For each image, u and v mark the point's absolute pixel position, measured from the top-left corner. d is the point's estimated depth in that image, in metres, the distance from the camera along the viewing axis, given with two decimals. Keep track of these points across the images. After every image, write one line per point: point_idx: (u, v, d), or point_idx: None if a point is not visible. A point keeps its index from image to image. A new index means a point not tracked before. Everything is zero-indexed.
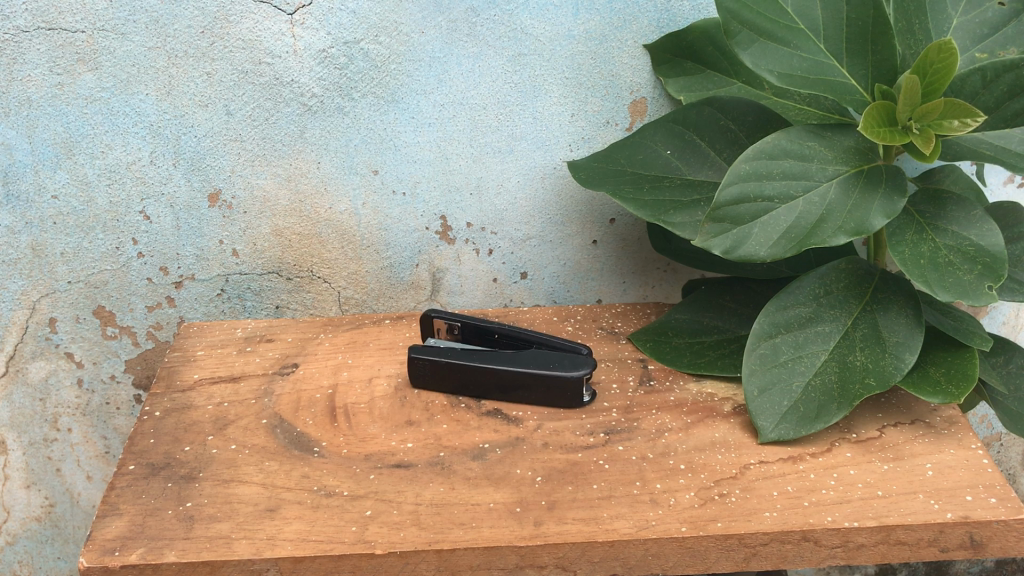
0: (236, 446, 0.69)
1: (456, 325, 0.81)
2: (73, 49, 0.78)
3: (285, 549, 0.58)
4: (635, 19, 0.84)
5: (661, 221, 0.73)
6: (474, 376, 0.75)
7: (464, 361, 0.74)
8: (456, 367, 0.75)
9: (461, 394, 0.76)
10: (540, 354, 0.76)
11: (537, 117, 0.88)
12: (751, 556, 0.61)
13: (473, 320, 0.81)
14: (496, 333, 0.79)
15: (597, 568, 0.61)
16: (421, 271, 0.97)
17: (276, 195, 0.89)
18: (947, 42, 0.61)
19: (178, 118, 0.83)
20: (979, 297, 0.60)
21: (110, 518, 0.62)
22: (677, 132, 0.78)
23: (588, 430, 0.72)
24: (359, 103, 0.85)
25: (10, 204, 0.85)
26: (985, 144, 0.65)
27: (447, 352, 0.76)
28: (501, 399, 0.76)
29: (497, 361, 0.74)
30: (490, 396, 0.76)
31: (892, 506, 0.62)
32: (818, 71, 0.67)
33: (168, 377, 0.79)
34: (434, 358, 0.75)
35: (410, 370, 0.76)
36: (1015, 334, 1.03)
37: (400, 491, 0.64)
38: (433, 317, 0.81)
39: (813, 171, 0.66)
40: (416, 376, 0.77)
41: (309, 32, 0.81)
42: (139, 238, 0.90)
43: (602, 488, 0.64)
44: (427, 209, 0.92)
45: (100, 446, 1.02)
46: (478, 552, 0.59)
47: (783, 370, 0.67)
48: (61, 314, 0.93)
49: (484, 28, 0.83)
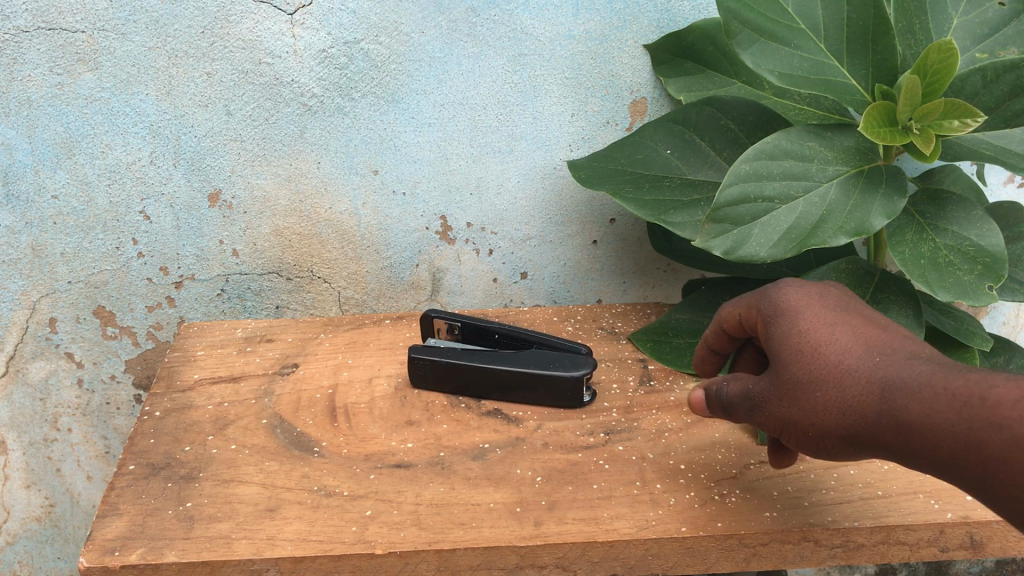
0: (236, 446, 0.69)
1: (456, 325, 0.81)
2: (73, 49, 0.78)
3: (285, 549, 0.58)
4: (635, 19, 0.84)
5: (661, 221, 0.73)
6: (473, 375, 0.75)
7: (464, 361, 0.75)
8: (455, 367, 0.75)
9: (461, 393, 0.76)
10: (540, 354, 0.76)
11: (537, 117, 0.88)
12: (751, 556, 0.61)
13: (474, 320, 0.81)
14: (496, 333, 0.79)
15: (597, 567, 0.61)
16: (420, 271, 0.97)
17: (276, 195, 0.89)
18: (947, 42, 0.61)
19: (178, 118, 0.83)
20: (979, 297, 0.60)
21: (110, 517, 0.61)
22: (677, 132, 0.78)
23: (588, 430, 0.72)
24: (359, 103, 0.85)
25: (10, 204, 0.85)
26: (985, 144, 0.65)
27: (447, 353, 0.76)
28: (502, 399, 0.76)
29: (496, 362, 0.74)
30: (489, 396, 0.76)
31: (892, 506, 0.62)
32: (818, 71, 0.67)
33: (167, 377, 0.79)
34: (435, 357, 0.75)
35: (410, 370, 0.76)
36: (1015, 334, 1.03)
37: (400, 491, 0.64)
38: (432, 317, 0.81)
39: (813, 171, 0.66)
40: (416, 377, 0.77)
41: (309, 32, 0.80)
42: (139, 238, 0.90)
43: (602, 488, 0.64)
44: (427, 209, 0.92)
45: (101, 446, 1.03)
46: (478, 552, 0.59)
47: None
48: (61, 314, 0.93)
49: (484, 28, 0.83)
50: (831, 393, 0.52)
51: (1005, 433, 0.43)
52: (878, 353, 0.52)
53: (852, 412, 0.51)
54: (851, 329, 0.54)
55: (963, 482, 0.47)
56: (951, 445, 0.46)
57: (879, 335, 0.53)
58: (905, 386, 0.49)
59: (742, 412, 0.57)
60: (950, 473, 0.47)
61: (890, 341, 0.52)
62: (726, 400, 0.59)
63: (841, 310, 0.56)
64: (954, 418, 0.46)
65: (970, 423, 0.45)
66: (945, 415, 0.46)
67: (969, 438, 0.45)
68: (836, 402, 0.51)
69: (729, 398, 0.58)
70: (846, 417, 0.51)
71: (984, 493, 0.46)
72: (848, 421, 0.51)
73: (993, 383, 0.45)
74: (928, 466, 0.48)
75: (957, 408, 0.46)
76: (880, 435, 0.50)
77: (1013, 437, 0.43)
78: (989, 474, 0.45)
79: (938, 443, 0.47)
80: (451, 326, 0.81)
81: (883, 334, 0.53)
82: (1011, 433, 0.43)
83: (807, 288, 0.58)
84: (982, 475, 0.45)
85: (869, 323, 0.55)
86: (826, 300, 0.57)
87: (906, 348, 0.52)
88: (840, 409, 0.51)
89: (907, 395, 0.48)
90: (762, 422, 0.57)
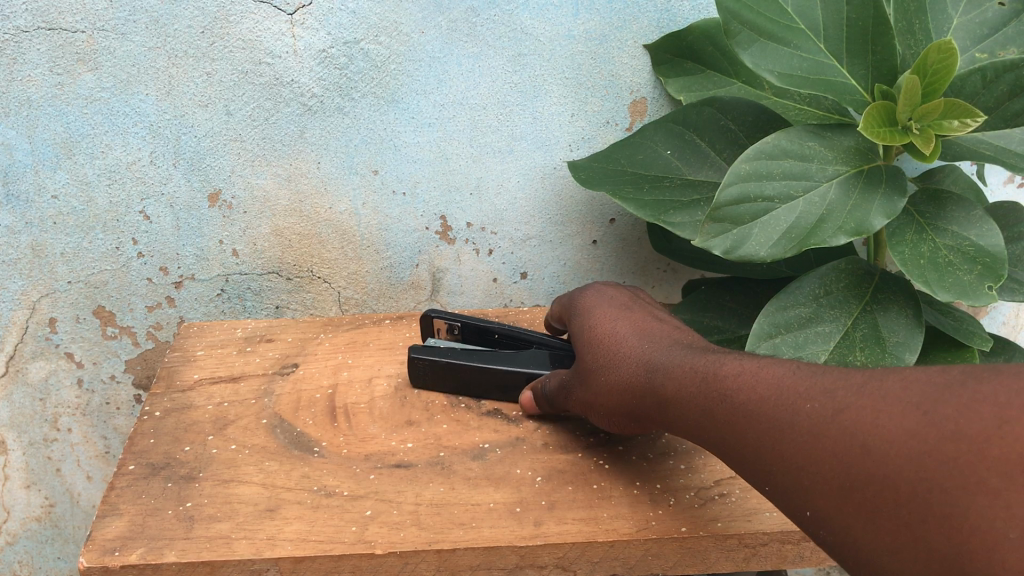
0: (236, 446, 0.69)
1: (456, 325, 0.80)
2: (73, 49, 0.78)
3: (285, 549, 0.58)
4: (636, 19, 0.84)
5: (661, 221, 0.73)
6: (473, 376, 0.75)
7: (464, 362, 0.74)
8: (455, 368, 0.75)
9: (461, 393, 0.76)
10: (540, 354, 0.75)
11: (537, 117, 0.88)
12: (751, 556, 0.61)
13: (474, 320, 0.80)
14: (496, 332, 0.79)
15: (597, 567, 0.61)
16: (420, 271, 0.97)
17: (276, 195, 0.89)
18: (946, 42, 0.61)
19: (178, 118, 0.83)
20: (979, 297, 0.60)
21: (110, 518, 0.61)
22: (677, 132, 0.78)
23: (588, 430, 0.72)
24: (359, 103, 0.85)
25: (10, 204, 0.85)
26: (985, 143, 0.65)
27: (447, 353, 0.76)
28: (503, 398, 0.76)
29: (496, 362, 0.74)
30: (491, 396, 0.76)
31: None
32: (818, 71, 0.67)
33: (168, 377, 0.79)
34: (434, 358, 0.75)
35: (410, 369, 0.76)
36: (1015, 334, 1.03)
37: (400, 491, 0.64)
38: (432, 318, 0.80)
39: (813, 171, 0.66)
40: (416, 376, 0.76)
41: (309, 32, 0.80)
42: (139, 239, 0.90)
43: (602, 488, 0.64)
44: (427, 209, 0.93)
45: (101, 446, 1.03)
46: (478, 552, 0.59)
47: None
48: (61, 314, 0.93)
49: (484, 28, 0.82)
50: (611, 375, 0.61)
51: (738, 402, 0.48)
52: (646, 339, 0.62)
53: (624, 390, 0.60)
54: (628, 321, 0.65)
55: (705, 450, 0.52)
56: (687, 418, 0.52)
57: (651, 327, 0.64)
58: (659, 368, 0.57)
59: (562, 399, 0.69)
60: (696, 442, 0.52)
61: (659, 330, 0.63)
62: (548, 395, 0.70)
63: (625, 308, 0.69)
64: (690, 388, 0.52)
65: (704, 394, 0.51)
66: (689, 390, 0.52)
67: (703, 405, 0.51)
68: (615, 383, 0.61)
69: (549, 392, 0.70)
70: (617, 395, 0.61)
71: (728, 463, 0.49)
72: (616, 397, 0.61)
73: (723, 362, 0.52)
74: (678, 437, 0.54)
75: (696, 383, 0.52)
76: (643, 408, 0.58)
77: (743, 404, 0.48)
78: (721, 440, 0.49)
79: (682, 413, 0.53)
80: (451, 326, 0.80)
81: (658, 325, 0.64)
82: (731, 400, 0.49)
83: (607, 292, 0.72)
84: (712, 441, 0.50)
85: (650, 318, 0.66)
86: (616, 299, 0.71)
87: (663, 336, 0.62)
88: (614, 387, 0.61)
89: (657, 372, 0.57)
90: (577, 405, 0.67)
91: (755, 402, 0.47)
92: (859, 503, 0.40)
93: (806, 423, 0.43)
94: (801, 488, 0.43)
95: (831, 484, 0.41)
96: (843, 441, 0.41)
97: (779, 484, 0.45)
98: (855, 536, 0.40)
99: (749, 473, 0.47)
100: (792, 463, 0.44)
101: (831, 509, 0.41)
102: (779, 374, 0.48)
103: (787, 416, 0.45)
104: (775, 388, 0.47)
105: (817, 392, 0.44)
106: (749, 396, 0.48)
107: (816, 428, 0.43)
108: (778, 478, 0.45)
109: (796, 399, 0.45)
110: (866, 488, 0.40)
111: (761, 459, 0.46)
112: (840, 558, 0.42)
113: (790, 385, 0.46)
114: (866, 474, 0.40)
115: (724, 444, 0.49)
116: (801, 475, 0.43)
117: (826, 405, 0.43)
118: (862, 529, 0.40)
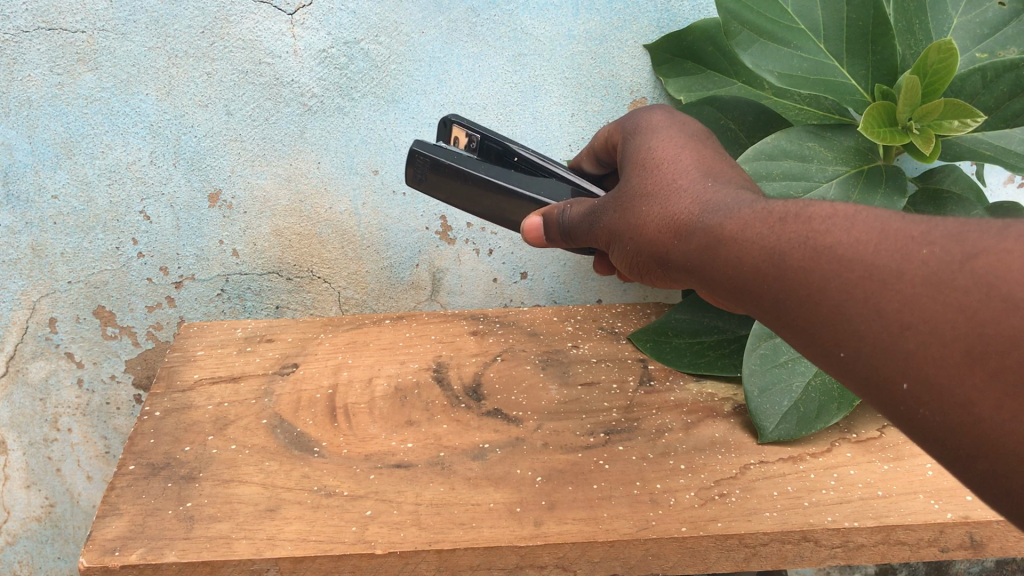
0: (236, 447, 0.69)
1: (476, 136, 0.74)
2: (73, 49, 0.78)
3: (285, 549, 0.58)
4: (635, 19, 0.84)
5: None
6: (474, 188, 0.69)
7: (470, 171, 0.68)
8: (459, 174, 0.68)
9: (457, 200, 0.70)
10: (556, 184, 0.70)
11: (537, 116, 0.89)
12: (751, 556, 0.61)
13: (496, 136, 0.74)
14: (517, 156, 0.74)
15: (597, 567, 0.61)
16: (420, 271, 0.97)
17: (276, 195, 0.89)
18: (947, 42, 0.60)
19: (178, 118, 0.83)
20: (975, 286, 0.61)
21: (110, 518, 0.61)
22: None
23: (588, 430, 0.72)
24: (359, 103, 0.85)
25: (10, 204, 0.85)
26: (985, 143, 0.65)
27: (453, 157, 0.68)
28: (487, 212, 0.72)
29: (507, 180, 0.68)
30: (474, 208, 0.71)
31: (892, 506, 0.62)
32: (818, 72, 0.67)
33: (167, 377, 0.79)
34: (439, 157, 0.67)
35: (408, 165, 0.69)
36: None
37: (400, 491, 0.64)
38: (451, 122, 0.74)
39: (812, 171, 0.66)
40: (413, 174, 0.69)
41: (309, 32, 0.80)
42: (139, 239, 0.90)
43: (602, 488, 0.64)
44: (427, 210, 0.92)
45: (101, 446, 1.03)
46: (479, 552, 0.59)
47: (783, 370, 0.69)
48: (61, 314, 0.93)
49: (484, 28, 0.83)
50: (655, 207, 0.53)
51: (823, 245, 0.40)
52: (709, 176, 0.52)
53: (666, 225, 0.51)
54: (692, 154, 0.55)
55: (758, 305, 0.44)
56: (746, 264, 0.44)
57: (719, 165, 0.54)
58: (721, 207, 0.48)
59: (584, 230, 0.61)
60: (750, 289, 0.44)
61: (727, 172, 0.53)
62: (567, 223, 0.63)
63: (693, 137, 0.58)
64: (759, 229, 0.44)
65: (780, 235, 0.42)
66: (759, 231, 0.44)
67: (774, 248, 0.42)
68: (658, 215, 0.52)
69: (569, 221, 0.62)
70: (657, 234, 0.52)
71: (789, 321, 0.42)
72: (654, 231, 0.52)
73: (811, 202, 0.42)
74: (721, 285, 0.47)
75: (771, 224, 0.44)
76: (679, 253, 0.50)
77: (828, 247, 0.39)
78: (787, 290, 0.41)
79: (739, 255, 0.44)
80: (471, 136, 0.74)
81: (725, 165, 0.54)
82: (816, 243, 0.40)
83: (676, 116, 0.61)
84: (773, 291, 0.42)
85: (719, 156, 0.55)
86: (685, 126, 0.59)
87: (731, 177, 0.52)
88: (655, 222, 0.52)
89: (717, 210, 0.48)
90: (599, 236, 0.59)
91: (848, 245, 0.39)
92: (993, 371, 0.32)
93: (920, 271, 0.35)
94: (899, 352, 0.36)
95: (954, 348, 0.34)
96: (978, 295, 0.33)
97: (868, 347, 0.37)
98: (978, 410, 0.33)
99: (818, 333, 0.40)
100: (891, 322, 0.36)
101: (944, 376, 0.34)
102: (882, 217, 0.39)
103: (892, 262, 0.37)
104: (875, 232, 0.38)
105: (937, 237, 0.36)
106: (840, 237, 0.39)
107: (934, 278, 0.35)
108: (865, 339, 0.37)
109: (907, 243, 0.37)
110: (1005, 355, 0.32)
111: (848, 313, 0.38)
112: (938, 434, 0.35)
113: (898, 229, 0.38)
114: (1009, 337, 0.32)
115: (795, 296, 0.41)
116: (908, 336, 0.35)
117: (950, 249, 0.35)
118: (990, 402, 0.33)
